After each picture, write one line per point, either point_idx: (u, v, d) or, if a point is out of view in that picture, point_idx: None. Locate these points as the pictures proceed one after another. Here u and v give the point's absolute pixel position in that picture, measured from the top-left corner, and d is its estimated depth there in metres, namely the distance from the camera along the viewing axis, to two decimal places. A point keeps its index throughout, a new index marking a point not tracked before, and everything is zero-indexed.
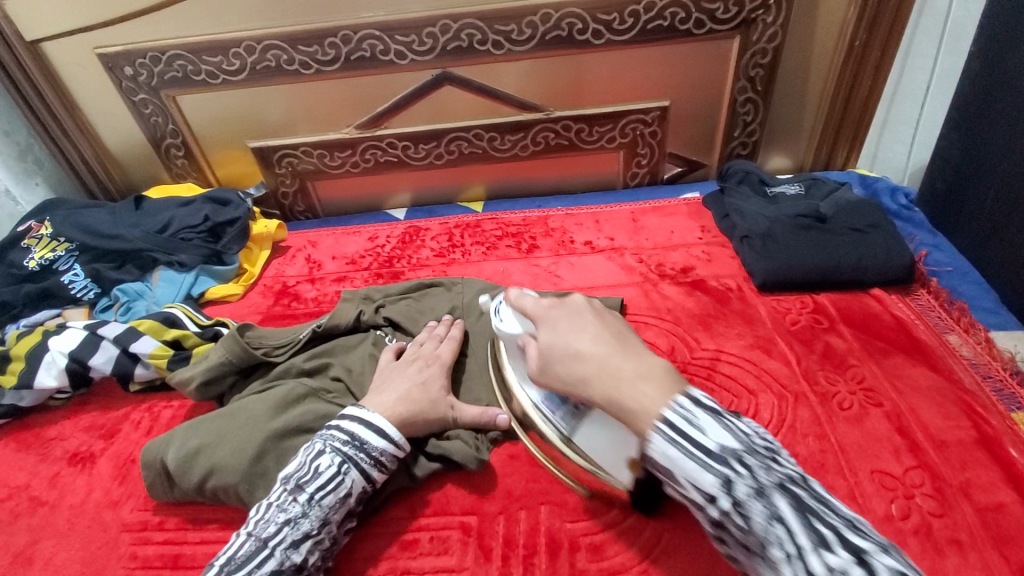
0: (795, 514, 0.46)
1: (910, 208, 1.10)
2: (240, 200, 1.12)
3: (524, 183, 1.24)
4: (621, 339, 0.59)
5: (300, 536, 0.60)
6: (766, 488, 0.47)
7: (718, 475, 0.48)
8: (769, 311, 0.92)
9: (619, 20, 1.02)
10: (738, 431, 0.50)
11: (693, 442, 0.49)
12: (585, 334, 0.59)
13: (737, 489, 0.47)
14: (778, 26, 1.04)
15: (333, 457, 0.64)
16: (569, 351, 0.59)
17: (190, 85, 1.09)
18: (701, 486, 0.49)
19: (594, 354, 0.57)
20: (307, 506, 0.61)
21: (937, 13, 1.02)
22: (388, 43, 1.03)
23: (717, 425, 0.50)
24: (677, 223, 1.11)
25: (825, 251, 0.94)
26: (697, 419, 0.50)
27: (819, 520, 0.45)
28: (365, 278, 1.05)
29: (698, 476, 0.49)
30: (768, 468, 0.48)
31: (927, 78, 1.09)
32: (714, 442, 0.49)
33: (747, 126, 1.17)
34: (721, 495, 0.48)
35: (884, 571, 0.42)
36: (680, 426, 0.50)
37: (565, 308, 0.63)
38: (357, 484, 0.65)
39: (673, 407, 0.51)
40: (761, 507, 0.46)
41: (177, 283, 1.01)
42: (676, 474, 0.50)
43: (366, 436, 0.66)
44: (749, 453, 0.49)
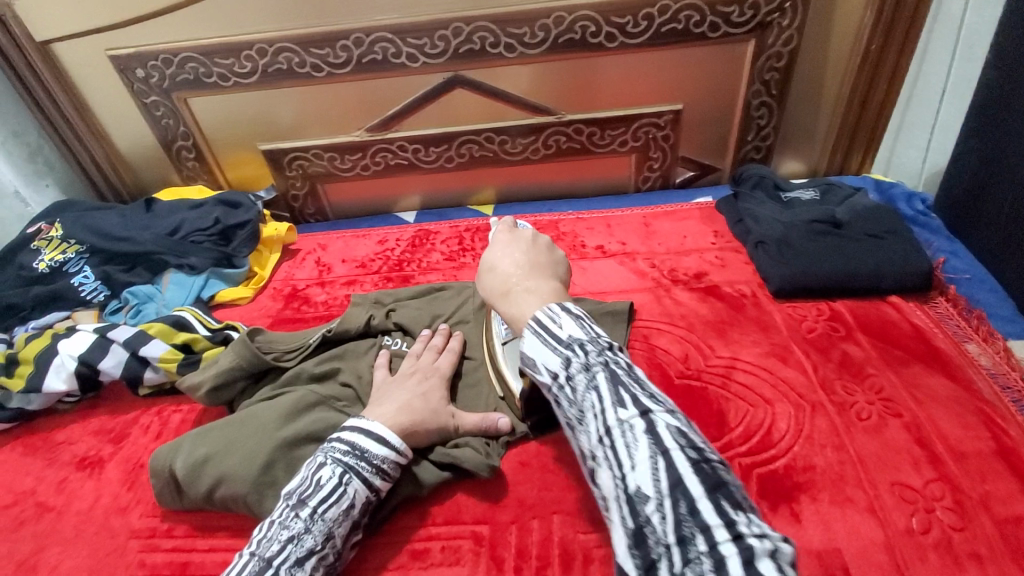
0: (607, 384, 0.50)
1: (927, 214, 1.08)
2: (251, 202, 1.12)
3: (535, 187, 1.23)
4: (537, 268, 0.68)
5: (305, 552, 0.58)
6: (592, 365, 0.52)
7: (561, 358, 0.54)
8: (784, 318, 0.90)
9: (633, 23, 1.01)
10: (591, 329, 0.56)
11: (550, 333, 0.56)
12: (510, 259, 0.69)
13: (571, 365, 0.53)
14: (793, 29, 1.03)
15: (334, 468, 0.63)
16: (492, 271, 0.69)
17: (201, 87, 1.09)
18: (549, 367, 0.56)
19: (506, 273, 0.67)
20: (310, 520, 0.59)
21: (953, 18, 1.00)
22: (401, 47, 1.03)
23: (573, 323, 0.56)
24: (690, 228, 1.10)
25: (842, 257, 0.93)
26: (560, 319, 0.57)
27: (628, 391, 0.49)
28: (375, 282, 1.04)
29: (547, 358, 0.55)
30: (600, 350, 0.53)
31: (941, 83, 1.07)
32: (565, 333, 0.55)
33: (761, 130, 1.15)
34: (560, 372, 0.54)
35: (663, 428, 0.47)
36: (545, 325, 0.57)
37: (512, 237, 0.73)
38: (360, 494, 0.63)
39: (543, 312, 0.59)
40: (585, 379, 0.52)
41: (187, 286, 1.00)
42: (537, 360, 0.57)
43: (367, 444, 0.65)
44: (589, 340, 0.54)
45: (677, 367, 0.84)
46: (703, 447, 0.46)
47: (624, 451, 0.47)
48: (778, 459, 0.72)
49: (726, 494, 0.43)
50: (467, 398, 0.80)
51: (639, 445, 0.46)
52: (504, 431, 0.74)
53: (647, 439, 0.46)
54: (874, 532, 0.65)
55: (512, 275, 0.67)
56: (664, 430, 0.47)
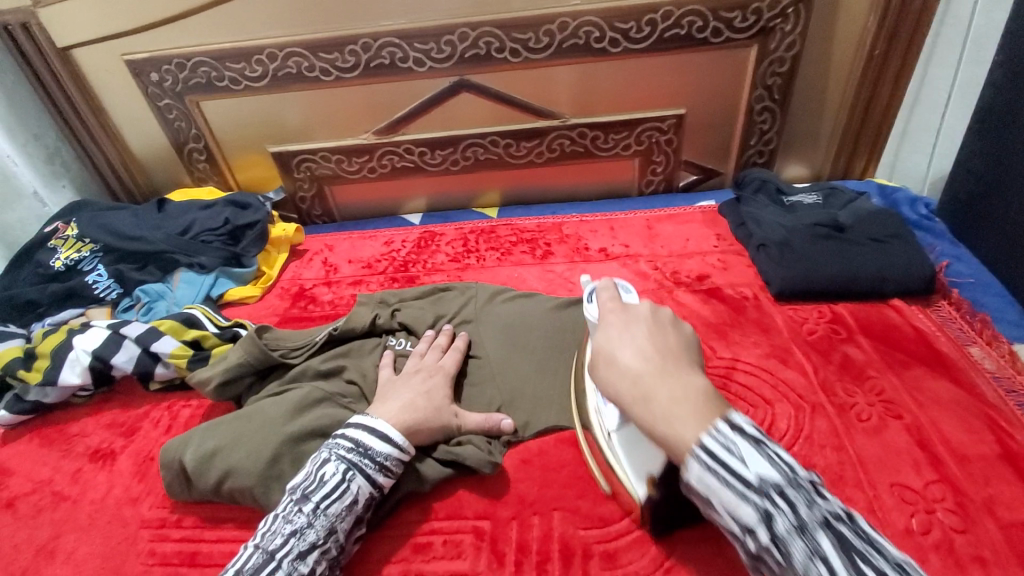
0: (837, 552, 0.41)
1: (930, 218, 1.08)
2: (260, 203, 1.14)
3: (539, 189, 1.25)
4: (668, 356, 0.53)
5: (307, 547, 0.59)
6: (808, 523, 0.42)
7: (755, 508, 0.43)
8: (785, 320, 0.91)
9: (637, 29, 1.02)
10: (780, 460, 0.45)
11: (732, 471, 0.44)
12: (633, 347, 0.55)
13: (776, 524, 0.42)
14: (796, 34, 1.04)
15: (337, 465, 0.64)
16: (613, 362, 0.55)
17: (214, 91, 1.11)
18: (736, 517, 0.44)
19: (632, 368, 0.53)
20: (313, 515, 0.61)
21: (959, 22, 1.00)
22: (407, 51, 1.05)
23: (758, 454, 0.45)
24: (693, 230, 1.11)
25: (844, 261, 0.93)
26: (738, 447, 0.45)
27: (863, 560, 0.40)
28: (381, 282, 1.06)
29: (734, 506, 0.44)
30: (809, 500, 0.43)
31: (948, 88, 1.07)
32: (754, 473, 0.44)
33: (764, 134, 1.16)
34: (757, 528, 0.43)
35: None
36: (720, 455, 0.45)
37: (625, 314, 0.59)
38: (364, 490, 0.64)
39: (713, 436, 0.46)
40: (802, 543, 0.41)
41: (197, 284, 1.02)
42: (715, 503, 0.45)
43: (371, 441, 0.66)
44: (788, 482, 0.43)
45: None
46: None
47: None
48: None
49: None
50: (470, 396, 0.81)
51: None
52: (505, 432, 0.76)
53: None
54: None
55: (642, 371, 0.52)
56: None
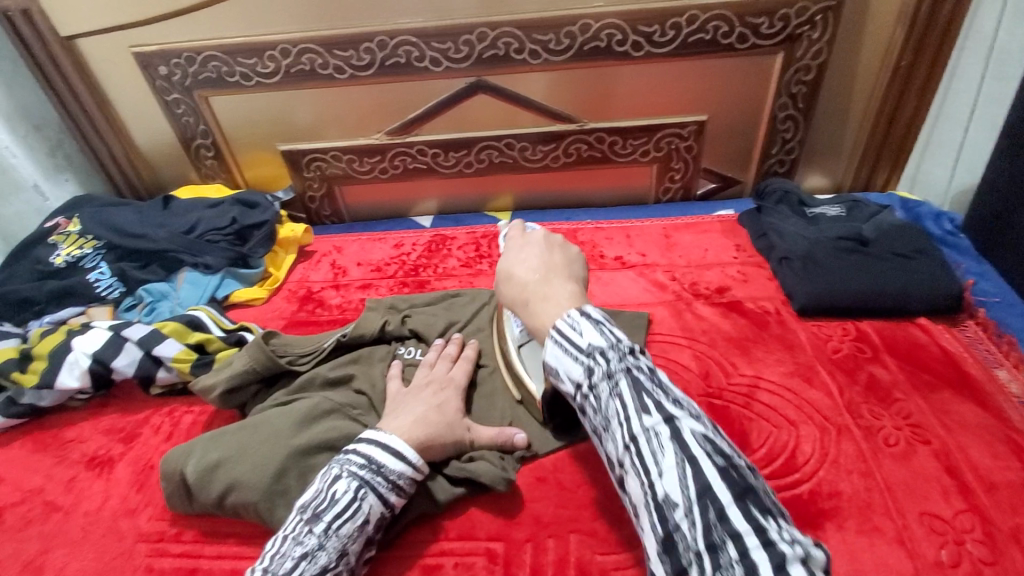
0: (631, 391, 0.49)
1: (955, 234, 1.05)
2: (268, 203, 1.11)
3: (553, 195, 1.22)
4: (552, 269, 0.65)
5: (318, 570, 0.56)
6: (615, 371, 0.50)
7: (583, 368, 0.52)
8: (809, 336, 0.88)
9: (660, 32, 1.00)
10: (611, 333, 0.53)
11: (571, 343, 0.53)
12: (525, 265, 0.66)
13: (594, 374, 0.51)
14: (824, 42, 1.01)
15: (349, 483, 0.61)
16: (508, 277, 0.66)
17: (223, 86, 1.09)
18: (571, 377, 0.53)
19: (521, 279, 0.64)
20: (324, 537, 0.58)
21: (985, 35, 0.97)
22: (424, 50, 1.02)
23: (593, 329, 0.53)
24: (711, 241, 1.08)
25: (870, 276, 0.91)
26: (579, 326, 0.54)
27: (650, 397, 0.48)
28: (390, 287, 1.03)
29: (569, 368, 0.53)
30: (622, 356, 0.51)
31: (971, 102, 1.02)
32: (586, 342, 0.53)
33: (786, 143, 1.13)
34: (582, 381, 0.52)
35: (690, 435, 0.46)
36: (567, 334, 0.54)
37: (522, 241, 0.70)
38: (376, 510, 0.61)
39: (565, 320, 0.55)
40: (608, 387, 0.50)
41: (202, 285, 1.00)
42: (559, 370, 0.55)
43: (384, 458, 0.63)
44: (610, 347, 0.52)
45: (699, 384, 0.82)
46: (730, 454, 0.46)
47: (650, 459, 0.46)
48: (803, 483, 0.70)
49: (759, 502, 0.43)
50: (482, 410, 0.78)
51: (667, 452, 0.45)
52: (518, 447, 0.73)
53: (675, 446, 0.45)
54: (903, 565, 0.62)
55: (527, 282, 0.64)
56: (691, 436, 0.46)
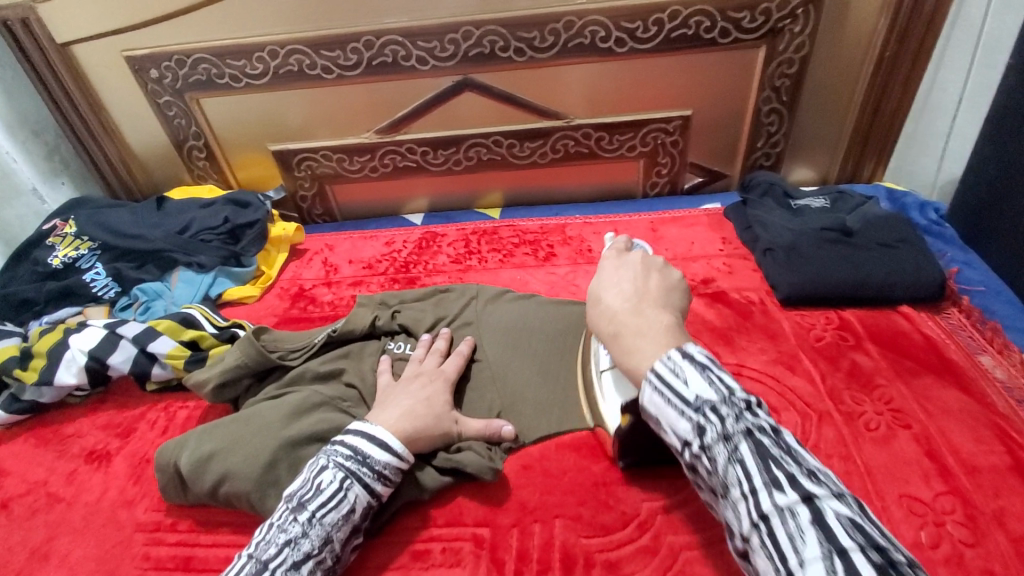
0: (755, 458, 0.45)
1: (941, 223, 1.05)
2: (260, 202, 1.13)
3: (542, 190, 1.23)
4: (646, 297, 0.61)
5: (301, 557, 0.57)
6: (733, 434, 0.46)
7: (692, 423, 0.48)
8: (792, 325, 0.90)
9: (643, 29, 1.01)
10: (721, 381, 0.48)
11: (675, 392, 0.49)
12: (618, 290, 0.63)
13: (706, 435, 0.47)
14: (806, 35, 1.02)
15: (334, 473, 0.62)
16: (598, 302, 0.63)
17: (214, 88, 1.10)
18: (675, 431, 0.49)
19: (612, 307, 0.61)
20: (308, 525, 0.59)
21: (972, 25, 0.99)
22: (411, 49, 1.03)
23: (700, 376, 0.49)
24: (698, 233, 1.09)
25: (852, 266, 0.92)
26: (683, 372, 0.49)
27: (777, 465, 0.44)
28: (381, 283, 1.05)
29: (673, 420, 0.49)
30: (738, 414, 0.47)
31: (958, 92, 1.04)
32: (693, 394, 0.48)
33: (771, 136, 1.14)
34: (691, 440, 0.48)
35: (834, 517, 0.41)
36: (667, 379, 0.50)
37: (620, 264, 0.67)
38: (362, 499, 0.63)
39: (663, 362, 0.51)
40: (726, 451, 0.46)
41: (196, 284, 1.01)
42: (659, 419, 0.50)
43: (369, 449, 0.64)
44: (723, 401, 0.47)
45: None
46: (888, 546, 0.39)
47: (787, 544, 0.41)
48: None
49: None
50: (469, 401, 0.80)
51: (808, 538, 0.40)
52: (505, 439, 0.74)
53: (817, 530, 0.41)
54: None
55: (618, 309, 0.60)
56: (835, 519, 0.41)
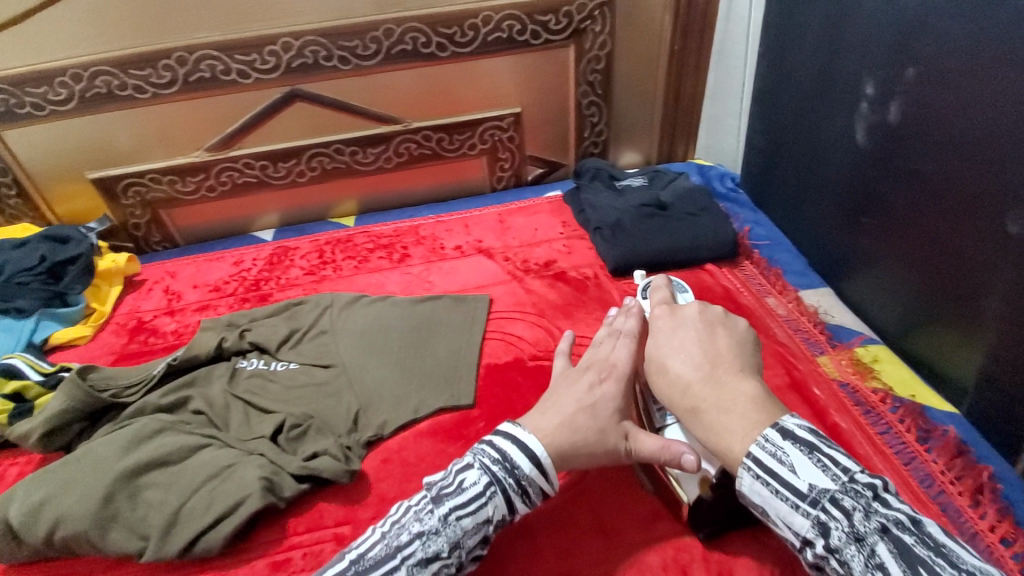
0: (895, 560, 0.45)
1: (735, 191, 1.23)
2: (82, 235, 1.05)
3: (395, 195, 1.26)
4: (717, 361, 0.61)
5: (425, 560, 0.53)
6: (864, 534, 0.47)
7: (812, 520, 0.49)
8: (621, 292, 1.01)
9: (460, 34, 1.07)
10: (833, 470, 0.50)
11: (785, 482, 0.50)
12: (682, 357, 0.62)
13: (832, 534, 0.48)
14: (606, 34, 1.14)
15: (478, 476, 0.58)
16: (663, 373, 0.63)
17: (14, 119, 1.01)
18: (792, 527, 0.50)
19: (683, 378, 0.60)
20: (443, 523, 0.55)
21: (740, 18, 1.13)
22: (229, 63, 1.01)
23: (809, 463, 0.51)
24: (541, 220, 1.18)
25: (664, 235, 1.05)
26: (790, 458, 0.51)
27: (926, 569, 0.44)
28: (230, 304, 1.02)
29: (789, 516, 0.50)
30: (865, 509, 0.48)
31: (740, 78, 1.18)
32: (808, 484, 0.50)
33: (595, 127, 1.26)
34: (815, 540, 0.49)
35: None
36: (772, 466, 0.51)
37: (678, 321, 0.66)
38: (500, 512, 0.58)
39: (760, 445, 0.52)
40: (858, 552, 0.47)
41: (16, 332, 0.93)
42: (769, 511, 0.52)
43: (518, 458, 0.59)
44: (842, 491, 0.49)
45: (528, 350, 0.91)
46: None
47: None
48: None
49: None
50: (325, 407, 0.82)
51: None
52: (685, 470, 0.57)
53: None
54: None
55: (693, 381, 0.59)
56: None
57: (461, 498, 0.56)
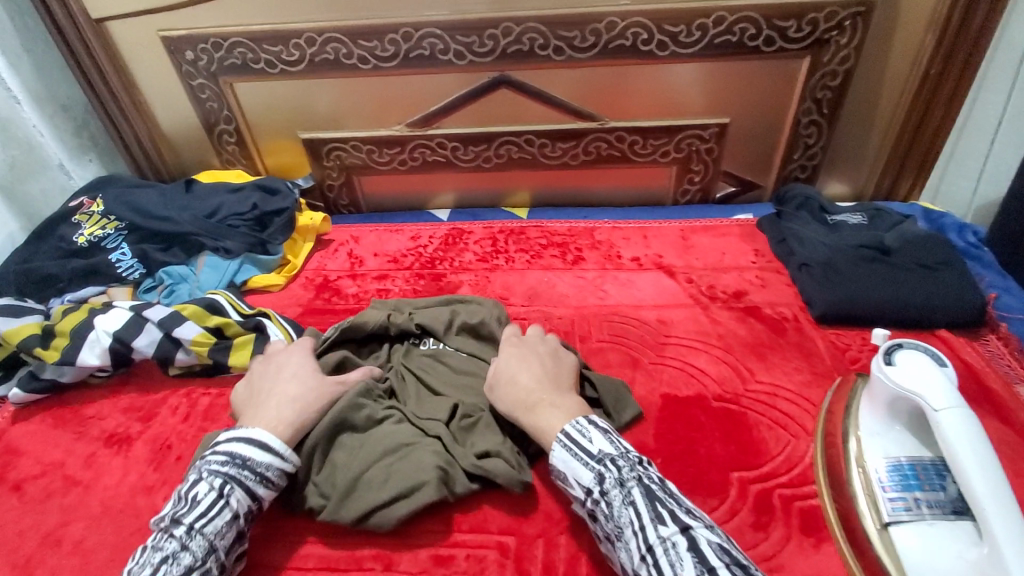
0: (644, 500, 0.55)
1: (979, 247, 1.02)
2: (288, 190, 1.11)
3: (571, 193, 1.22)
4: (554, 380, 0.70)
5: (183, 570, 0.54)
6: (626, 479, 0.56)
7: (594, 472, 0.58)
8: (826, 343, 0.88)
9: (686, 33, 0.99)
10: (619, 442, 0.61)
11: (581, 447, 0.60)
12: (527, 373, 0.70)
13: (604, 481, 0.57)
14: (851, 48, 1.00)
15: (212, 479, 0.59)
16: (512, 382, 0.69)
17: (249, 72, 1.09)
18: (580, 481, 0.59)
19: (526, 388, 0.68)
20: (186, 537, 0.55)
21: (1015, 46, 0.97)
22: (449, 43, 1.02)
23: (602, 437, 0.61)
24: (729, 244, 1.07)
25: (891, 286, 0.90)
26: (588, 432, 0.61)
27: (662, 504, 0.54)
28: (406, 278, 1.04)
29: (579, 472, 0.59)
30: (632, 465, 0.58)
31: (999, 112, 1.02)
32: (596, 448, 0.60)
33: (809, 149, 1.12)
34: (594, 487, 0.58)
35: (705, 545, 0.51)
36: (574, 437, 0.61)
37: (524, 346, 0.74)
38: (244, 504, 0.60)
39: (572, 424, 0.62)
40: (621, 495, 0.56)
41: (222, 270, 1.01)
42: (568, 474, 0.60)
43: (249, 452, 0.62)
44: (620, 455, 0.59)
45: (715, 388, 0.82)
46: (747, 564, 0.50)
47: (668, 571, 0.50)
48: None
49: None
50: None
51: (684, 564, 0.50)
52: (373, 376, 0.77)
53: (692, 556, 0.50)
54: None
55: (534, 390, 0.67)
56: (709, 549, 0.51)
57: (195, 510, 0.57)
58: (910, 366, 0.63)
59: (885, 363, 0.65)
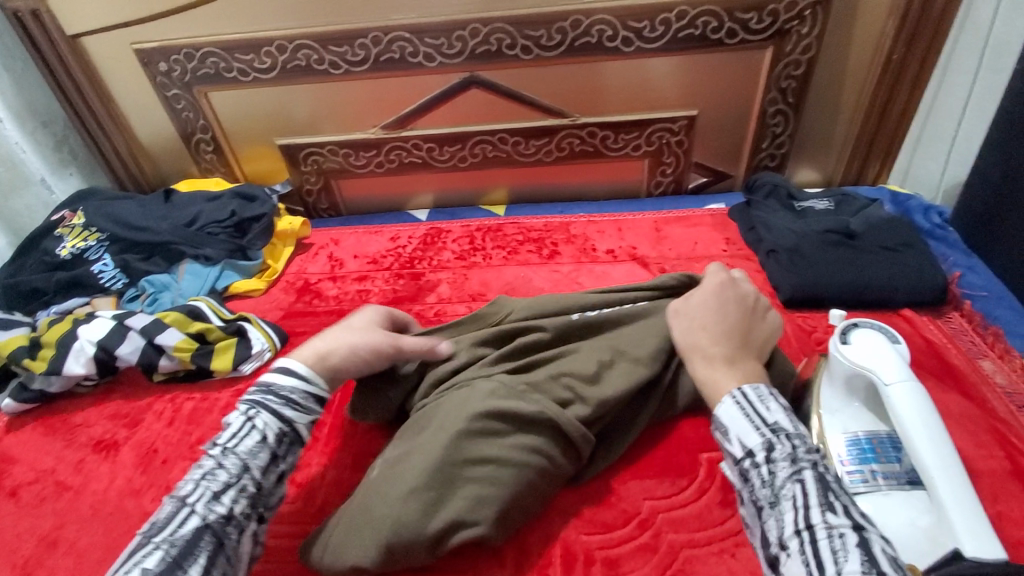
0: (816, 484, 0.48)
1: (944, 227, 1.05)
2: (266, 196, 1.13)
3: (547, 189, 1.24)
4: (743, 335, 0.64)
5: (219, 486, 0.52)
6: (800, 458, 0.50)
7: (762, 438, 0.52)
8: (793, 326, 0.90)
9: (650, 28, 1.01)
10: (799, 421, 0.54)
11: (757, 411, 0.54)
12: (723, 322, 0.65)
13: (774, 450, 0.51)
14: (813, 37, 1.02)
15: (241, 406, 0.58)
16: (701, 331, 0.64)
17: (222, 82, 1.11)
18: (742, 442, 0.53)
19: (707, 339, 0.63)
20: (221, 455, 0.54)
21: (981, 27, 0.97)
22: (418, 46, 1.04)
23: (781, 409, 0.55)
24: (702, 234, 1.10)
25: (855, 269, 0.93)
26: (768, 401, 0.55)
27: (835, 495, 0.48)
28: (386, 278, 1.05)
29: (745, 433, 0.53)
30: (811, 449, 0.51)
31: (965, 94, 1.03)
32: (776, 416, 0.54)
33: (776, 138, 1.15)
34: (757, 451, 0.52)
35: (878, 549, 0.44)
36: (752, 399, 0.56)
37: (749, 299, 0.68)
38: (274, 425, 0.58)
39: (751, 388, 0.57)
40: (789, 470, 0.50)
41: (202, 276, 1.02)
42: (728, 429, 0.55)
43: (273, 377, 0.60)
44: (799, 434, 0.52)
45: None
46: None
47: (828, 557, 0.44)
48: None
49: None
50: None
51: (850, 557, 0.43)
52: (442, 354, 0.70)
53: (859, 552, 0.43)
54: None
55: (713, 342, 0.63)
56: (880, 553, 0.43)
57: (226, 431, 0.56)
58: (862, 346, 0.65)
59: (840, 342, 0.67)
